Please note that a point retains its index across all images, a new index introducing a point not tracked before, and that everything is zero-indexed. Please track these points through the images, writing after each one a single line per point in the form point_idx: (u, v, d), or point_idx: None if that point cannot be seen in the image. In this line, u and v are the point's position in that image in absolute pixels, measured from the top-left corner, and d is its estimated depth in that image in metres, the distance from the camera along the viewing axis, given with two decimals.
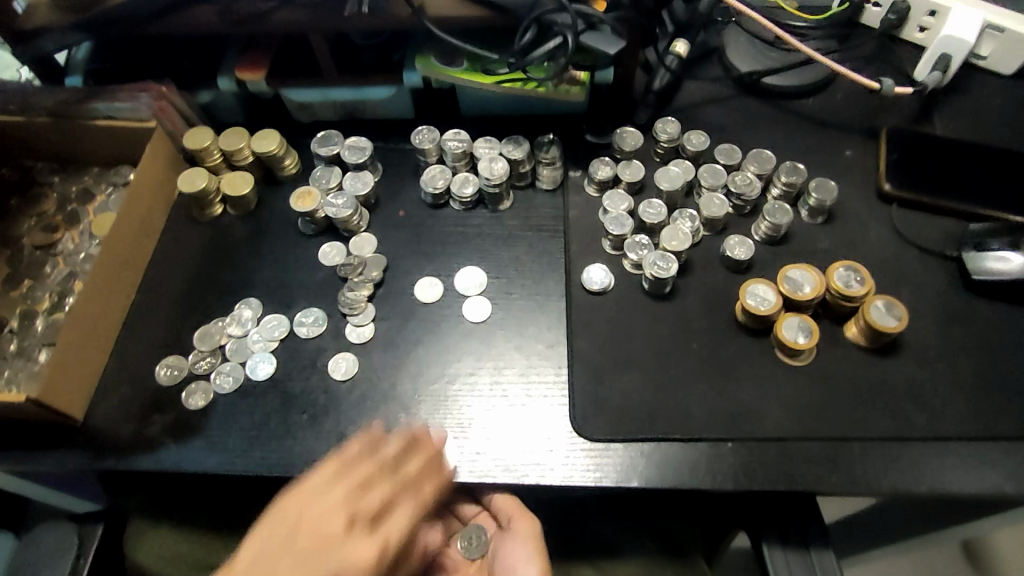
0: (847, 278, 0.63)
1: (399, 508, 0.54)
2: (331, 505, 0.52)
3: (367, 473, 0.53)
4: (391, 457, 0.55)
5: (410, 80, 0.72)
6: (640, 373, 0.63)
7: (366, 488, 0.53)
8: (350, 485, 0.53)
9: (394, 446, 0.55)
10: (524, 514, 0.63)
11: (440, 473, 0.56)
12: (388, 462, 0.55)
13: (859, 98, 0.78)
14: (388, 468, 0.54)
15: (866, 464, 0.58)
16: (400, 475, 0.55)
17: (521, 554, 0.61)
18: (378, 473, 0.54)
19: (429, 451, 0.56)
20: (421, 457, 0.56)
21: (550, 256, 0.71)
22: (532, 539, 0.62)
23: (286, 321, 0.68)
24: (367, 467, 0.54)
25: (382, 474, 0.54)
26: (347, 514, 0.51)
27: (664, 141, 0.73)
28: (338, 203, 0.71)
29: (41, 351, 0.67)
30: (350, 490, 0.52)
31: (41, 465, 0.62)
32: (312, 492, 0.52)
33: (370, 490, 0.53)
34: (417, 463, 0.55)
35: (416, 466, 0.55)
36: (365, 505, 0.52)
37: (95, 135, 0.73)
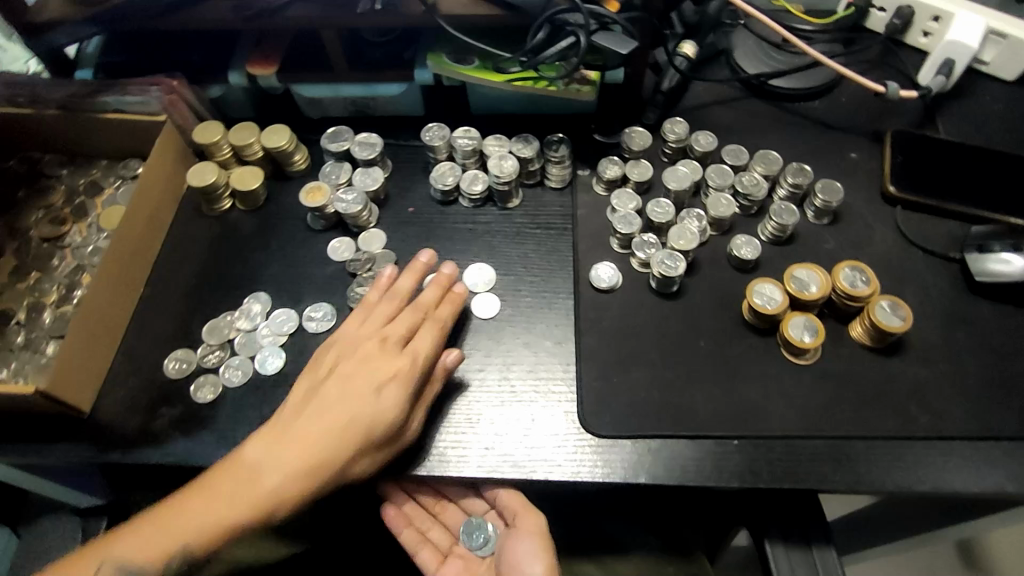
0: (853, 279, 0.64)
1: (422, 330, 0.62)
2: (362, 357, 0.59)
3: (394, 305, 0.63)
4: (406, 286, 0.64)
5: (421, 77, 0.72)
6: (647, 371, 0.64)
7: (387, 331, 0.61)
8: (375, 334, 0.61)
9: (409, 279, 0.65)
10: (529, 509, 0.63)
11: (457, 292, 0.65)
12: (402, 290, 0.64)
13: (864, 101, 0.79)
14: (422, 305, 0.63)
15: (869, 462, 0.59)
16: (423, 305, 0.63)
17: (527, 549, 0.61)
18: (416, 314, 0.62)
19: (455, 296, 0.65)
20: (438, 284, 0.65)
21: (558, 254, 0.71)
22: (539, 533, 0.61)
23: (296, 315, 0.69)
24: (405, 287, 0.64)
25: (410, 309, 0.63)
26: (370, 349, 0.60)
27: (672, 141, 0.73)
28: (348, 199, 0.71)
29: (49, 343, 0.67)
30: (370, 357, 0.59)
31: (49, 457, 0.62)
32: (335, 354, 0.61)
33: (403, 317, 0.62)
34: (428, 337, 0.61)
35: (434, 295, 0.64)
36: (400, 326, 0.61)
37: (104, 128, 0.73)
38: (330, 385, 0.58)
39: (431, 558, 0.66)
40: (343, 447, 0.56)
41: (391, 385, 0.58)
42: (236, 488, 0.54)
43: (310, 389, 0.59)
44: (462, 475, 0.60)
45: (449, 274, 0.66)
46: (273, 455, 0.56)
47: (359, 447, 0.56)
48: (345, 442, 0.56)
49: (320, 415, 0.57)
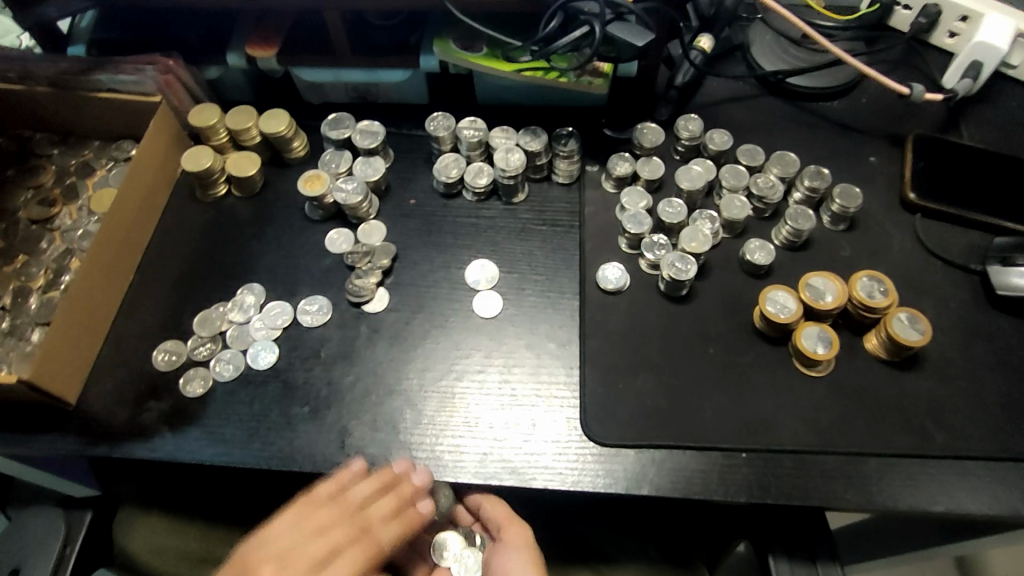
0: (870, 289, 0.61)
1: (342, 556, 0.55)
2: (297, 548, 0.55)
3: (331, 521, 0.56)
4: (357, 499, 0.55)
5: (426, 64, 0.69)
6: (654, 378, 0.62)
7: (336, 545, 0.55)
8: (316, 525, 0.56)
9: (365, 487, 0.56)
10: (514, 521, 0.62)
11: (414, 487, 0.56)
12: (352, 500, 0.56)
13: (886, 102, 0.76)
14: (362, 519, 0.56)
15: (881, 480, 0.57)
16: (362, 519, 0.56)
17: (513, 559, 0.59)
18: (352, 530, 0.56)
19: (415, 516, 0.57)
20: (395, 496, 0.56)
21: (564, 253, 0.69)
22: (525, 545, 0.60)
23: (290, 309, 0.66)
24: (331, 517, 0.56)
25: (339, 521, 0.56)
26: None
27: (685, 138, 0.71)
28: (348, 188, 0.68)
29: (35, 330, 0.65)
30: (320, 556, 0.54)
31: (32, 449, 0.60)
32: (279, 526, 0.56)
33: (325, 537, 0.55)
34: (385, 505, 0.56)
35: (388, 505, 0.56)
36: (313, 548, 0.55)
37: (97, 108, 0.70)
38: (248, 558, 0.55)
39: (418, 569, 0.65)
40: None
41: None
42: None
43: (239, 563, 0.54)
44: (458, 482, 0.57)
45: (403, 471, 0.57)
46: None
47: None
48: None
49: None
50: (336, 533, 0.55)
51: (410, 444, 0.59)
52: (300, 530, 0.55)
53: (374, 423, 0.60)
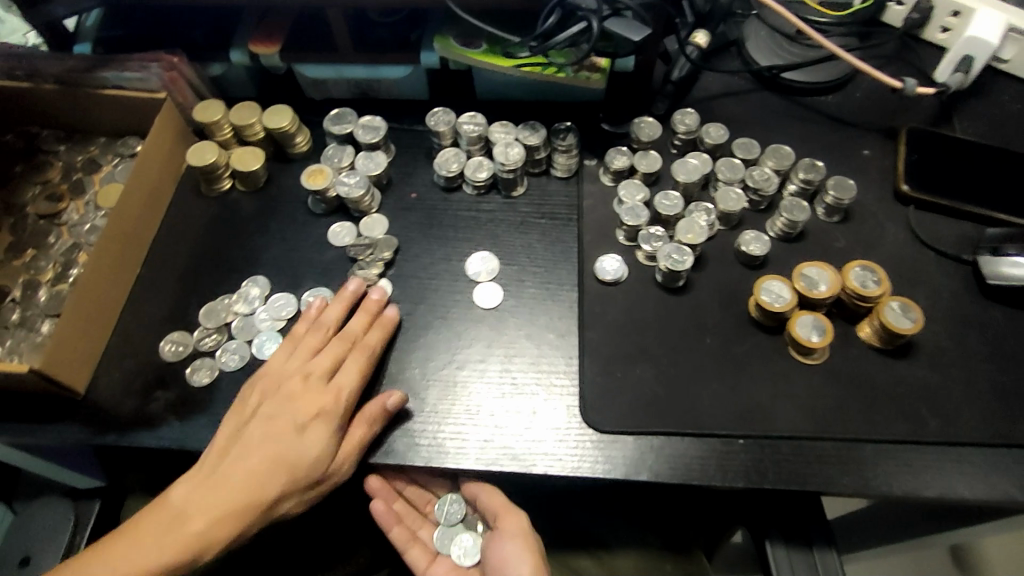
0: (863, 278, 0.62)
1: (346, 364, 0.60)
2: (302, 376, 0.59)
3: (321, 341, 0.62)
4: (332, 320, 0.63)
5: (427, 60, 0.70)
6: (652, 367, 0.63)
7: (334, 355, 0.60)
8: (308, 360, 0.61)
9: (334, 310, 0.64)
10: (510, 510, 0.63)
11: (388, 313, 0.64)
12: (328, 320, 0.63)
13: (879, 97, 0.77)
14: (351, 336, 0.62)
15: (875, 466, 0.58)
16: (349, 333, 0.62)
17: (510, 549, 0.60)
18: (343, 345, 0.61)
19: (385, 320, 0.63)
20: (367, 310, 0.64)
21: (563, 245, 0.70)
22: (520, 535, 0.61)
23: (294, 300, 0.67)
24: (322, 339, 0.62)
25: (326, 339, 0.62)
26: (298, 416, 0.57)
27: (681, 132, 0.72)
28: (350, 181, 0.70)
29: (44, 323, 0.66)
30: (323, 368, 0.60)
31: (43, 438, 0.61)
32: (279, 367, 0.61)
33: (324, 352, 0.61)
34: (362, 320, 0.63)
35: (363, 321, 0.63)
36: (313, 364, 0.60)
37: (103, 105, 0.71)
38: (262, 398, 0.59)
39: (421, 558, 0.65)
40: (275, 488, 0.55)
41: (317, 420, 0.57)
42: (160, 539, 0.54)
43: (257, 404, 0.59)
44: (460, 468, 0.59)
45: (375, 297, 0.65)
46: (204, 503, 0.55)
47: (290, 487, 0.56)
48: (279, 475, 0.56)
49: (267, 429, 0.57)
50: (333, 341, 0.61)
51: (413, 432, 0.60)
52: (300, 360, 0.61)
53: None
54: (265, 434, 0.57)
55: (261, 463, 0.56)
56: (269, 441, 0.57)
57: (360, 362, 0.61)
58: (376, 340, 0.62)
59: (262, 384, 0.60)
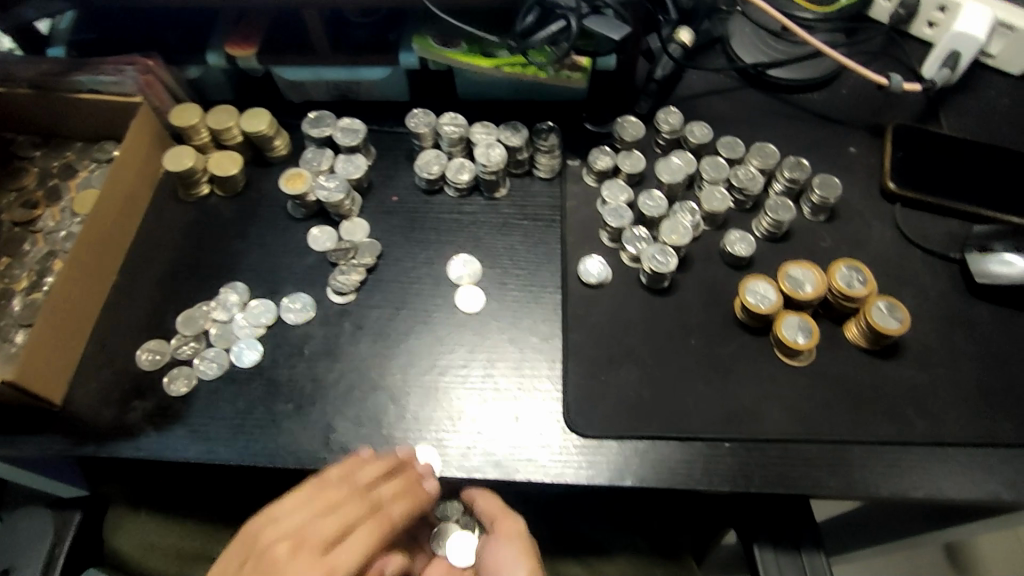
0: (849, 278, 0.61)
1: (350, 534, 0.52)
2: (306, 535, 0.52)
3: (342, 498, 0.53)
4: (364, 480, 0.54)
5: (407, 61, 0.69)
6: (636, 370, 0.62)
7: (342, 519, 0.53)
8: (320, 513, 0.53)
9: (371, 469, 0.55)
10: (506, 513, 0.61)
11: (422, 478, 0.56)
12: (360, 479, 0.54)
13: (865, 93, 0.76)
14: (367, 501, 0.53)
15: (862, 468, 0.57)
16: (373, 497, 0.54)
17: (505, 555, 0.58)
18: (361, 509, 0.53)
19: (420, 493, 0.55)
20: (400, 475, 0.55)
21: (547, 246, 0.69)
22: (518, 537, 0.59)
23: (273, 306, 0.66)
24: (342, 496, 0.53)
25: (341, 500, 0.53)
26: (271, 572, 0.50)
27: (665, 131, 0.71)
28: (330, 185, 0.69)
29: (19, 332, 0.65)
30: (333, 532, 0.52)
31: (18, 449, 0.60)
32: (286, 513, 0.53)
33: (334, 515, 0.53)
34: (390, 488, 0.54)
35: (394, 487, 0.54)
36: (323, 522, 0.52)
37: (78, 110, 0.70)
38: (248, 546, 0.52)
39: (421, 560, 0.66)
40: None
41: None
42: None
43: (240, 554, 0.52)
44: (442, 475, 0.58)
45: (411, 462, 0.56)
46: None
47: None
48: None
49: None
50: (348, 505, 0.53)
51: (394, 439, 0.60)
52: (301, 505, 0.53)
53: (358, 419, 0.61)
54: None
55: None
56: None
57: (373, 538, 0.52)
58: (400, 515, 0.54)
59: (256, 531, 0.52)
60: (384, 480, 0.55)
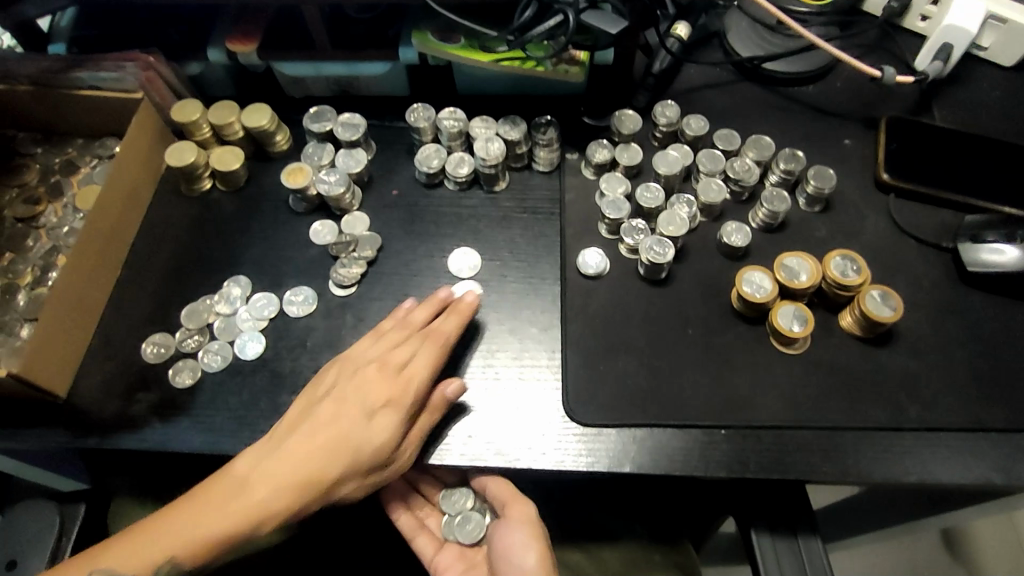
0: (844, 267, 0.62)
1: (419, 350, 0.59)
2: (381, 371, 0.58)
3: (404, 337, 0.60)
4: (420, 320, 0.61)
5: (406, 56, 0.70)
6: (634, 359, 0.63)
7: (412, 348, 0.59)
8: (385, 353, 0.59)
9: (422, 312, 0.62)
10: (518, 499, 0.62)
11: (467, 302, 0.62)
12: (415, 319, 0.61)
13: (860, 86, 0.77)
14: (436, 334, 0.60)
15: (856, 453, 0.59)
16: (432, 329, 0.61)
17: (518, 539, 0.60)
18: (420, 339, 0.60)
19: (464, 307, 0.62)
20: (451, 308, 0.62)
21: (545, 239, 0.70)
22: (528, 523, 0.61)
23: (276, 299, 0.67)
24: (407, 342, 0.60)
25: (410, 338, 0.60)
26: (365, 408, 0.57)
27: (662, 124, 0.72)
28: (331, 179, 0.69)
29: (24, 327, 0.65)
30: (396, 377, 0.58)
31: (25, 442, 0.61)
32: (361, 358, 0.60)
33: (404, 347, 0.60)
34: (452, 320, 0.61)
35: (452, 320, 0.61)
36: (371, 355, 0.60)
37: (79, 106, 0.71)
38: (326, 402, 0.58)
39: (428, 546, 0.66)
40: (328, 474, 0.56)
41: (384, 409, 0.57)
42: (210, 518, 0.54)
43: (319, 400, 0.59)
44: (443, 464, 0.59)
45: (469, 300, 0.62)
46: (262, 484, 0.55)
47: (346, 474, 0.56)
48: (340, 461, 0.56)
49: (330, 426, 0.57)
50: (413, 344, 0.60)
51: None
52: (373, 356, 0.59)
53: None
54: (330, 426, 0.57)
55: (325, 449, 0.56)
56: (329, 435, 0.56)
57: (434, 353, 0.59)
58: (455, 327, 0.61)
59: (328, 383, 0.60)
60: (444, 322, 0.61)
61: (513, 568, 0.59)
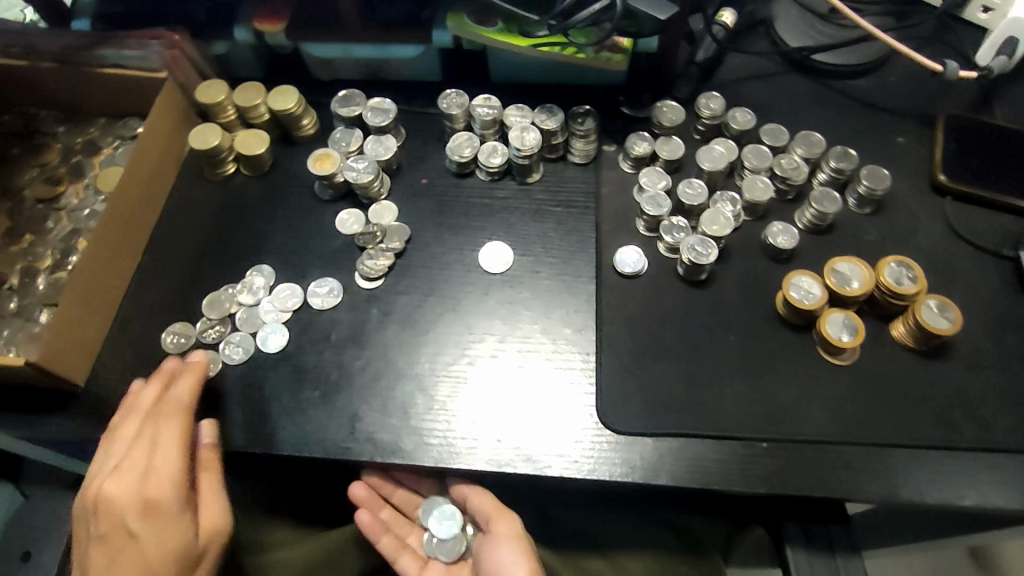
0: (898, 275, 0.59)
1: (164, 432, 0.54)
2: (138, 471, 0.53)
3: (140, 420, 0.55)
4: (153, 400, 0.56)
5: (439, 39, 0.67)
6: (671, 365, 0.60)
7: (161, 438, 0.54)
8: (141, 447, 0.54)
9: (151, 391, 0.56)
10: (502, 512, 0.60)
11: (195, 367, 0.58)
12: (168, 403, 0.56)
13: (916, 80, 0.73)
14: (168, 409, 0.55)
15: (906, 472, 0.55)
16: (164, 403, 0.56)
17: (506, 556, 0.57)
18: (137, 420, 0.55)
19: (193, 367, 0.58)
20: (162, 377, 0.57)
21: (580, 235, 0.67)
22: (517, 537, 0.59)
23: (300, 291, 0.65)
24: (135, 425, 0.55)
25: (143, 424, 0.55)
26: (129, 519, 0.52)
27: (706, 117, 0.68)
28: (359, 167, 0.67)
29: (43, 311, 0.63)
30: (161, 454, 0.54)
31: (41, 431, 0.59)
32: (115, 471, 0.53)
33: (147, 441, 0.54)
34: (184, 387, 0.56)
35: (188, 382, 0.57)
36: (141, 458, 0.54)
37: (103, 85, 0.68)
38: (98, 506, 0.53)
39: (412, 565, 0.64)
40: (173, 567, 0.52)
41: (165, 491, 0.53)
42: None
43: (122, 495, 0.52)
44: (470, 469, 0.56)
45: (180, 363, 0.58)
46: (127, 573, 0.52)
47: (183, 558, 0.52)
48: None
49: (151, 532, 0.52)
50: (159, 412, 0.55)
51: (422, 430, 0.58)
52: (125, 442, 0.54)
53: (385, 408, 0.59)
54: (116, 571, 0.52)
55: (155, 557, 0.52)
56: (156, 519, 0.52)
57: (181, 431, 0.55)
58: (187, 397, 0.56)
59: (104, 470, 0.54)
60: (180, 389, 0.57)
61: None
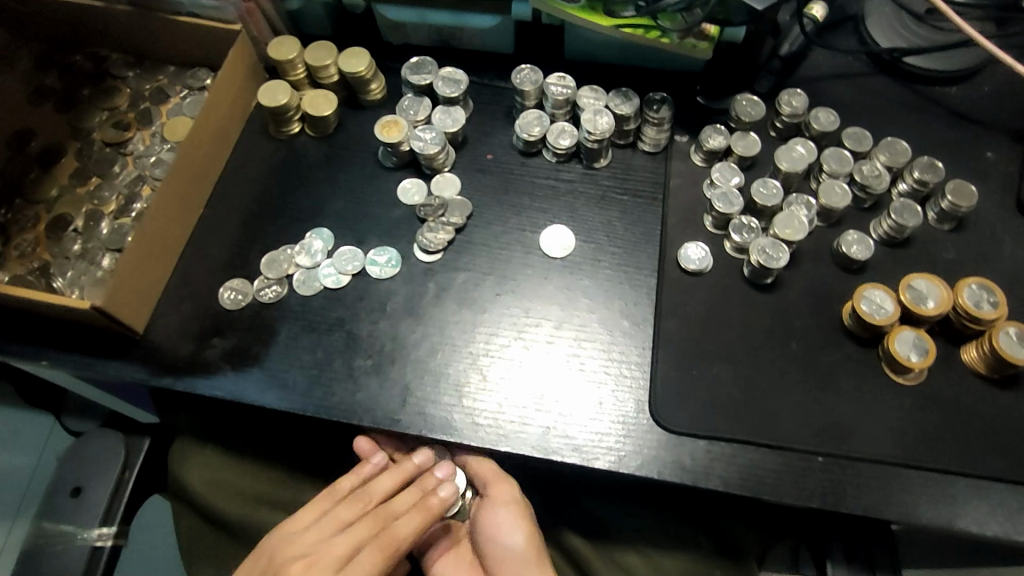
0: (978, 298, 0.57)
1: (365, 552, 0.55)
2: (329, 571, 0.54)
3: (357, 515, 0.58)
4: (379, 491, 0.59)
5: (518, 11, 0.66)
6: (729, 368, 0.59)
7: (362, 545, 0.56)
8: (354, 533, 0.56)
9: (386, 482, 0.60)
10: (501, 478, 0.61)
11: (439, 497, 0.59)
12: (375, 492, 0.59)
13: (1011, 92, 0.69)
14: (391, 540, 0.56)
15: (965, 501, 0.54)
16: (385, 512, 0.58)
17: (506, 521, 0.60)
18: (365, 519, 0.57)
19: (434, 503, 0.59)
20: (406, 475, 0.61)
21: (645, 226, 0.65)
22: (513, 502, 0.60)
23: (360, 256, 0.65)
24: (353, 511, 0.58)
25: (360, 518, 0.58)
26: None
27: (786, 114, 0.66)
28: (426, 138, 0.66)
29: (105, 256, 0.64)
30: (356, 556, 0.55)
31: (99, 375, 0.60)
32: (307, 534, 0.56)
33: (352, 533, 0.56)
34: (410, 522, 0.57)
35: (405, 501, 0.59)
36: (339, 551, 0.55)
37: (176, 32, 0.68)
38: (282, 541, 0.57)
39: None
40: None
41: None
42: None
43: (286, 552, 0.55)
44: (517, 453, 0.56)
45: (431, 476, 0.61)
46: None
47: None
48: None
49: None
50: (369, 521, 0.57)
51: (473, 410, 0.58)
52: (337, 517, 0.58)
53: (437, 384, 0.59)
54: None
55: None
56: None
57: (416, 523, 0.58)
58: (409, 530, 0.57)
59: (289, 526, 0.58)
60: (401, 495, 0.59)
61: (502, 550, 0.60)
